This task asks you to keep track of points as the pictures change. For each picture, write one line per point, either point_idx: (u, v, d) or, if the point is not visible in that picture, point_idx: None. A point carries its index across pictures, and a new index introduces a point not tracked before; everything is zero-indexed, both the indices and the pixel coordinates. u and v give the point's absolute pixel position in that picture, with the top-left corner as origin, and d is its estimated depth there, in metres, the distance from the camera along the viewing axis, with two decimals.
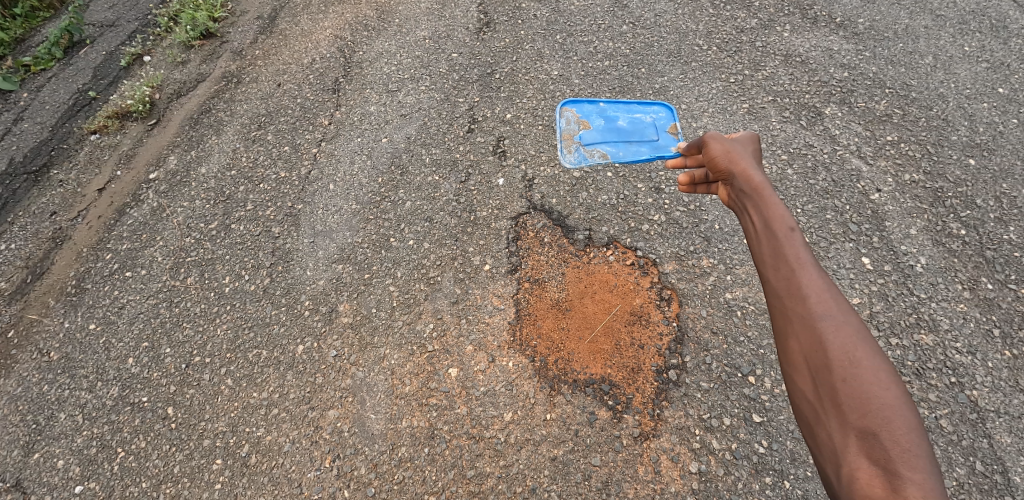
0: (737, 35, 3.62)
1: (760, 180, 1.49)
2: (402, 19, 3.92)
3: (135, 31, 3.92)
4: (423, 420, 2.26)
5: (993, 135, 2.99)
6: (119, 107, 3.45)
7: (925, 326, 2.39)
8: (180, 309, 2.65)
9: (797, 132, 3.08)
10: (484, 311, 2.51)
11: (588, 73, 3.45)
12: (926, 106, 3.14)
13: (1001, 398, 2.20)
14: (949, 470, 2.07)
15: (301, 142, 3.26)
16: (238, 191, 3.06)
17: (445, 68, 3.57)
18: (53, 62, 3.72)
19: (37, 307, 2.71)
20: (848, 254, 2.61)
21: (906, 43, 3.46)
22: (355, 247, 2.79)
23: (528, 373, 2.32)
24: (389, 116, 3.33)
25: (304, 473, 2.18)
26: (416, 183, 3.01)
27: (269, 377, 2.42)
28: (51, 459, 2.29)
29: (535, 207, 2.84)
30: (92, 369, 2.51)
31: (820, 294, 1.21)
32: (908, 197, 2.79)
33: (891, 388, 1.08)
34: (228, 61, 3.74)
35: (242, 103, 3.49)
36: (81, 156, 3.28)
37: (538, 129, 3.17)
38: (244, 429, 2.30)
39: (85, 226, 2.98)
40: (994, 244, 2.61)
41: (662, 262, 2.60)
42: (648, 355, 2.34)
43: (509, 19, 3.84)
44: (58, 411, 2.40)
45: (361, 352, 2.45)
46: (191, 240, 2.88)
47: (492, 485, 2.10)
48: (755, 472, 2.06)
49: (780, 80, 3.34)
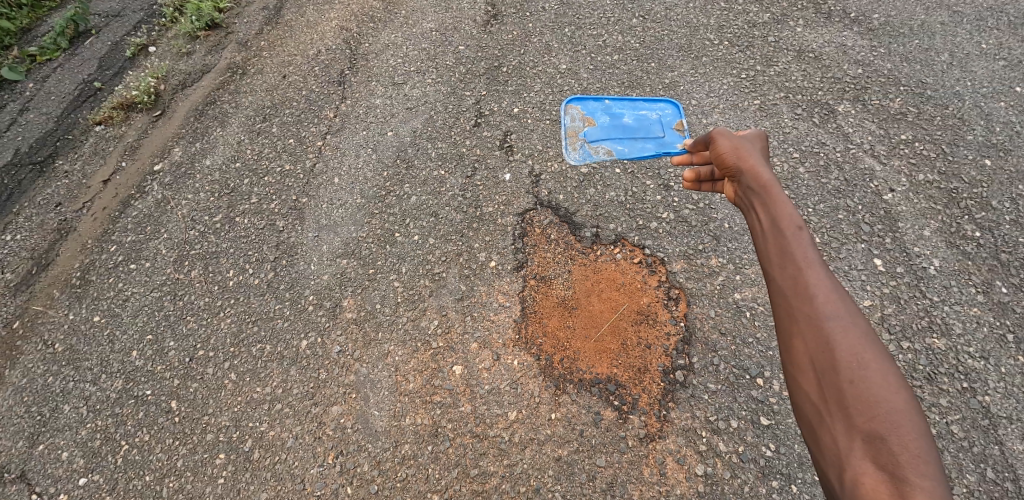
0: (748, 29, 3.56)
1: (768, 177, 1.45)
2: (408, 11, 3.88)
3: (141, 22, 3.89)
4: (427, 418, 2.24)
5: (1011, 135, 2.93)
6: (125, 98, 3.43)
7: (937, 329, 2.35)
8: (184, 303, 2.64)
9: (809, 130, 3.03)
10: (488, 309, 2.49)
11: (596, 67, 3.41)
12: (941, 104, 3.08)
13: (1013, 405, 2.17)
14: (959, 476, 2.04)
15: (306, 134, 3.23)
16: (243, 183, 3.04)
17: (452, 60, 3.52)
18: (58, 52, 3.69)
19: (42, 298, 2.71)
20: (860, 255, 2.57)
21: (922, 40, 3.39)
22: (359, 242, 2.77)
23: (533, 372, 2.30)
24: (395, 110, 3.30)
25: (307, 470, 2.17)
26: (422, 177, 2.98)
27: (273, 372, 2.41)
28: (55, 451, 2.29)
29: (542, 204, 2.80)
30: (96, 362, 2.50)
31: (827, 294, 1.17)
32: (922, 198, 2.74)
33: (900, 393, 1.04)
34: (233, 52, 3.71)
35: (248, 95, 3.46)
36: (86, 146, 3.26)
37: (545, 124, 3.13)
38: (247, 424, 2.29)
39: (91, 217, 2.97)
40: (1009, 247, 2.56)
41: (670, 261, 2.57)
42: (655, 355, 2.31)
43: (518, 12, 3.79)
44: (63, 404, 2.40)
45: (365, 348, 2.44)
46: (195, 232, 2.87)
47: (495, 484, 2.08)
48: (761, 476, 2.04)
49: (793, 76, 3.28)
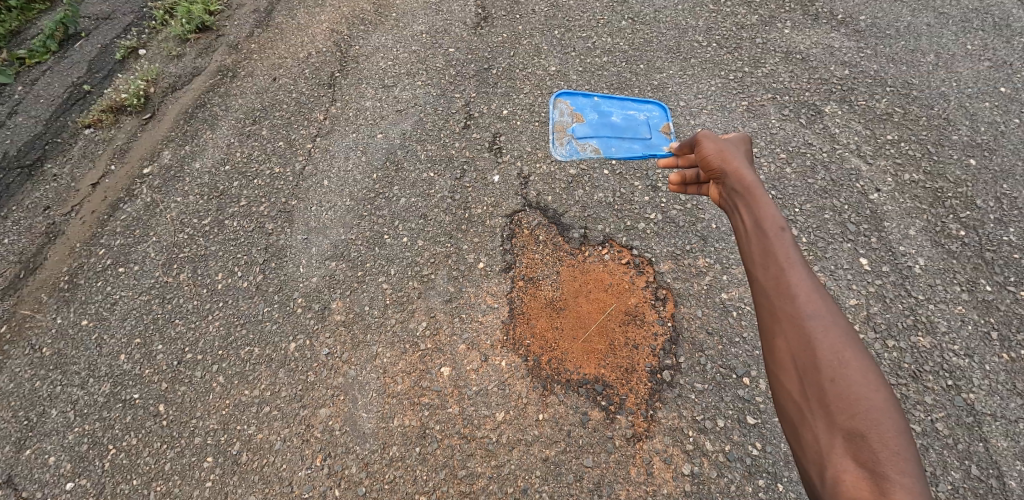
0: (737, 31, 3.59)
1: (752, 179, 1.47)
2: (399, 13, 3.89)
3: (131, 24, 3.89)
4: (415, 419, 2.24)
5: (995, 135, 2.96)
6: (114, 100, 3.42)
7: (922, 328, 2.37)
8: (173, 306, 2.63)
9: (796, 130, 3.05)
10: (477, 310, 2.49)
11: (585, 69, 3.42)
12: (926, 105, 3.11)
13: (998, 402, 2.19)
14: (944, 474, 2.05)
15: (295, 137, 3.23)
16: (232, 186, 3.04)
17: (442, 63, 3.53)
18: (47, 55, 3.68)
19: (30, 302, 2.69)
20: (846, 255, 2.59)
21: (907, 41, 3.43)
22: (348, 245, 2.77)
23: (521, 373, 2.30)
24: (384, 112, 3.30)
25: (295, 472, 2.17)
26: (412, 179, 2.98)
27: (261, 375, 2.40)
28: (42, 456, 2.27)
29: (531, 205, 2.81)
30: (84, 366, 2.49)
31: (809, 293, 1.18)
32: (908, 197, 2.76)
33: (880, 391, 1.05)
34: (224, 54, 3.71)
35: (237, 98, 3.46)
36: (75, 150, 3.25)
37: (534, 126, 3.14)
38: (235, 427, 2.29)
39: (79, 221, 2.96)
40: (994, 245, 2.58)
41: (658, 262, 2.58)
42: (643, 355, 2.32)
43: (507, 14, 3.80)
44: (50, 408, 2.39)
45: (353, 350, 2.44)
46: (185, 235, 2.86)
47: (482, 485, 2.09)
48: (748, 475, 2.05)
49: (780, 77, 3.31)
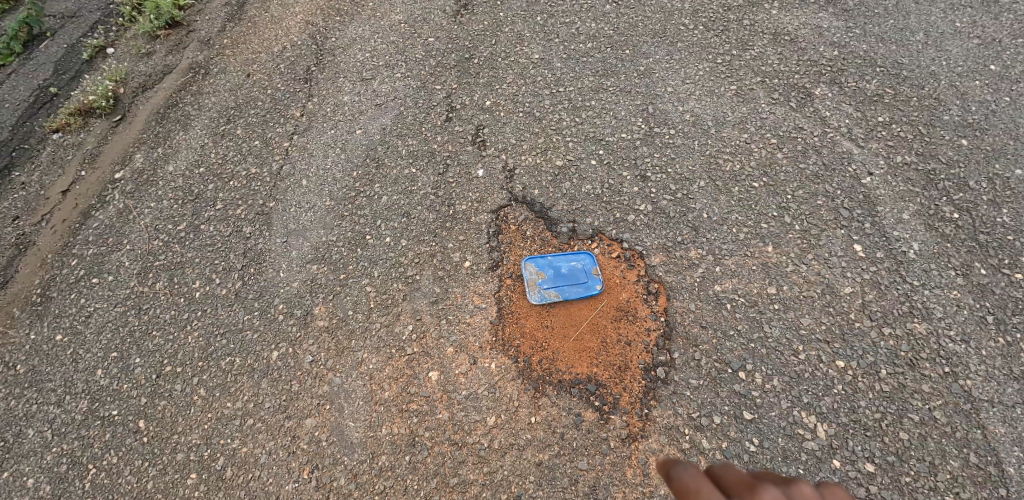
0: (724, 13, 3.50)
1: None
2: (376, 3, 3.76)
3: (97, 21, 3.73)
4: (404, 427, 2.18)
5: (986, 113, 2.91)
6: (82, 103, 3.28)
7: (918, 314, 2.33)
8: (150, 316, 2.54)
9: (786, 115, 2.99)
10: (465, 311, 2.42)
11: (570, 56, 3.33)
12: (917, 84, 3.05)
13: (995, 388, 2.16)
14: (942, 463, 2.02)
15: (272, 135, 3.12)
16: (207, 189, 2.93)
17: (421, 53, 3.42)
18: (11, 57, 3.51)
19: (1, 318, 2.59)
20: (840, 242, 2.53)
21: (896, 20, 3.36)
22: (330, 247, 2.68)
23: (512, 375, 2.24)
24: (364, 107, 3.19)
25: (281, 486, 2.10)
26: (393, 176, 2.89)
27: (243, 386, 2.32)
28: (20, 478, 2.19)
29: (517, 200, 2.74)
30: (60, 383, 2.40)
31: None
32: (901, 180, 2.71)
33: None
34: (195, 51, 3.57)
35: (210, 96, 3.33)
36: (43, 156, 3.12)
37: (518, 116, 3.06)
38: (219, 441, 2.21)
39: (50, 230, 2.84)
40: (987, 227, 2.54)
41: (649, 254, 2.52)
42: (636, 352, 2.27)
43: (488, 1, 3.68)
44: (26, 428, 2.30)
45: (338, 357, 2.36)
46: (159, 243, 2.76)
47: (476, 493, 2.03)
48: (745, 472, 2.01)
49: (769, 60, 3.23)
